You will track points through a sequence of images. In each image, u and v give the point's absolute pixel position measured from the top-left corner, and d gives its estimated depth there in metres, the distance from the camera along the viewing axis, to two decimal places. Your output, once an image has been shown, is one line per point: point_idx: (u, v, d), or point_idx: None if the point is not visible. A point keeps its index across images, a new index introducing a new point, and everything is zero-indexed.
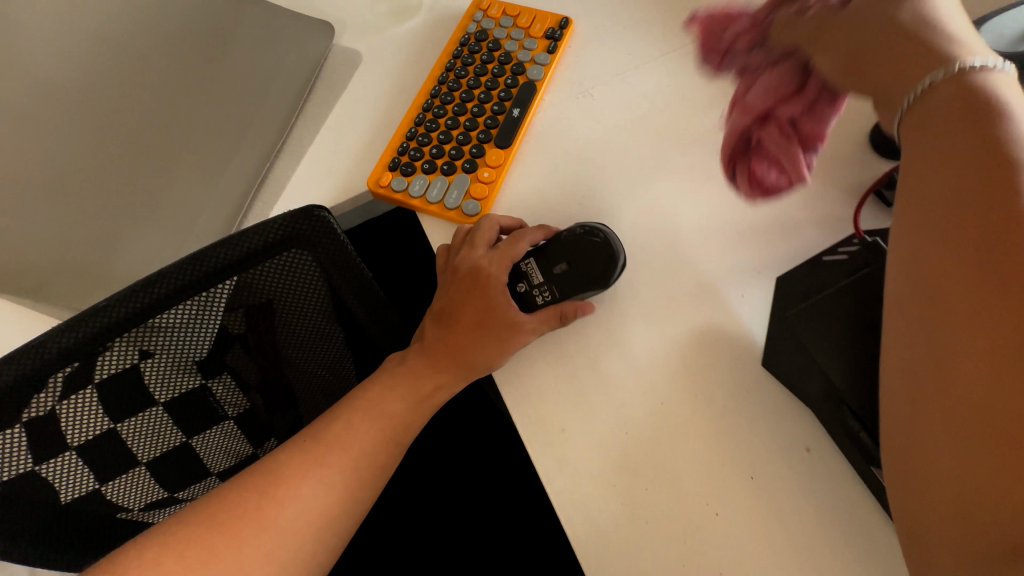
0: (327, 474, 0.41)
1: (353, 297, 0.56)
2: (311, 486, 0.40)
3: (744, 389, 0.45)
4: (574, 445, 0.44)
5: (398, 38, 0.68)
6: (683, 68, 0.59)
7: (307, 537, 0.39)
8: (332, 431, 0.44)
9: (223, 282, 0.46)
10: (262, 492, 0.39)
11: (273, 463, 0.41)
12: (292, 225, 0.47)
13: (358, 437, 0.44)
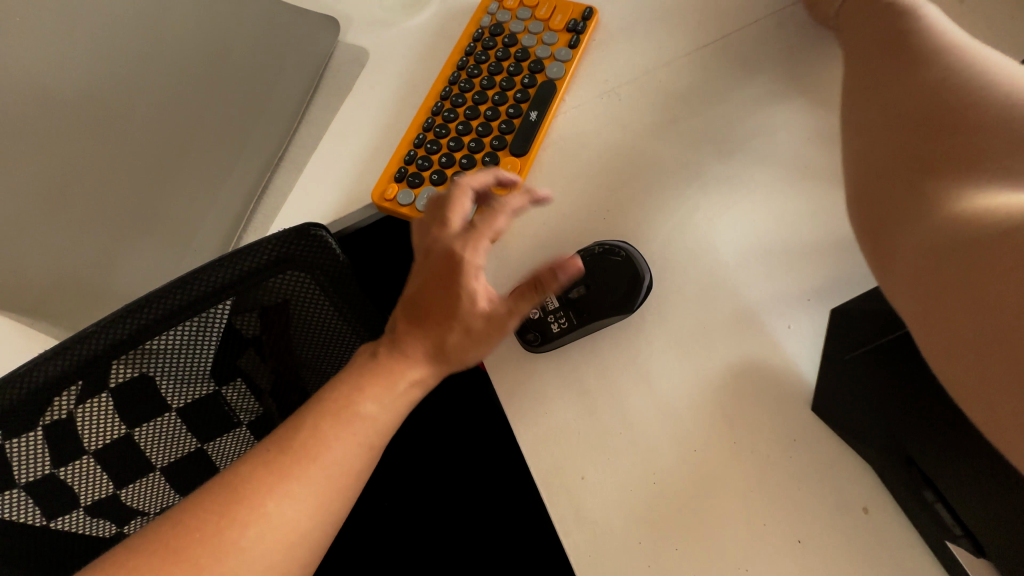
0: (302, 497, 0.34)
1: (368, 314, 0.50)
2: (282, 513, 0.34)
3: (791, 436, 0.40)
4: (594, 494, 0.40)
5: (408, 33, 0.63)
6: (722, 63, 0.52)
7: (282, 559, 0.33)
8: (304, 444, 0.36)
9: (226, 300, 0.42)
10: (221, 514, 0.33)
11: (232, 476, 0.35)
12: (289, 245, 0.43)
13: (337, 450, 0.36)
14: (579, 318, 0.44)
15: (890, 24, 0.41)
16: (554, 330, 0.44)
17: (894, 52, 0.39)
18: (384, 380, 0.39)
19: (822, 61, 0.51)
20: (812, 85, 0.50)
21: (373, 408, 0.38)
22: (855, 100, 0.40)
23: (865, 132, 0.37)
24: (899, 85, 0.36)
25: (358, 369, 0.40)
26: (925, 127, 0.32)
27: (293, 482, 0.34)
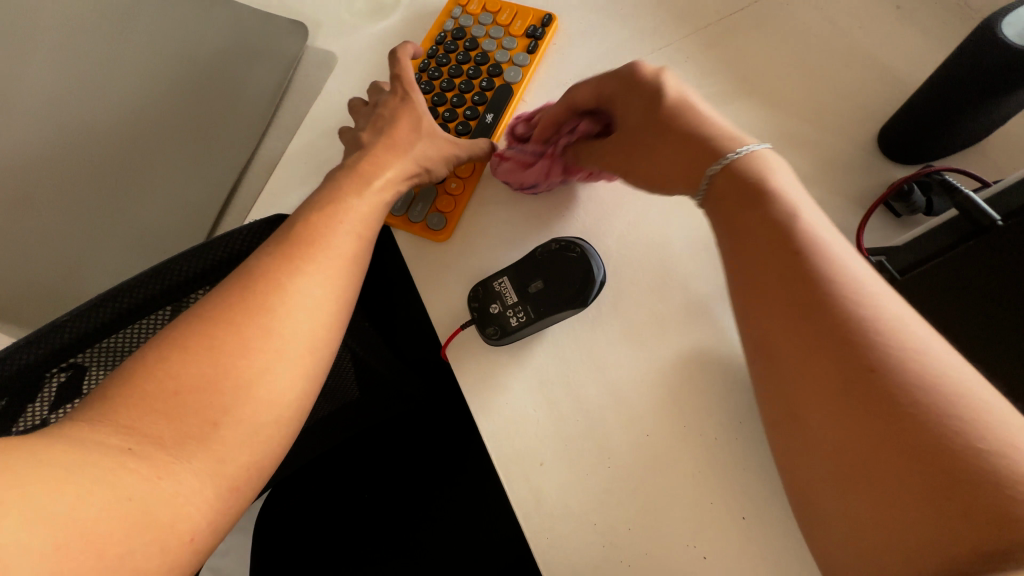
0: (308, 308, 0.37)
1: None
2: (292, 323, 0.36)
3: (737, 420, 0.42)
4: (551, 480, 0.42)
5: (377, 35, 0.63)
6: (675, 66, 0.55)
7: (289, 369, 0.36)
8: (298, 269, 0.38)
9: (197, 292, 0.43)
10: (204, 350, 0.34)
11: (205, 313, 0.35)
12: (263, 234, 0.45)
13: (326, 274, 0.39)
14: (536, 312, 0.44)
15: (772, 247, 0.35)
16: (512, 324, 0.44)
17: (802, 334, 0.32)
18: (353, 219, 0.43)
19: (768, 65, 0.53)
20: (759, 87, 0.53)
21: (345, 234, 0.42)
22: (770, 344, 0.34)
23: (807, 450, 0.31)
24: (822, 373, 0.31)
25: (327, 209, 0.42)
26: (872, 475, 0.29)
27: (298, 298, 0.37)
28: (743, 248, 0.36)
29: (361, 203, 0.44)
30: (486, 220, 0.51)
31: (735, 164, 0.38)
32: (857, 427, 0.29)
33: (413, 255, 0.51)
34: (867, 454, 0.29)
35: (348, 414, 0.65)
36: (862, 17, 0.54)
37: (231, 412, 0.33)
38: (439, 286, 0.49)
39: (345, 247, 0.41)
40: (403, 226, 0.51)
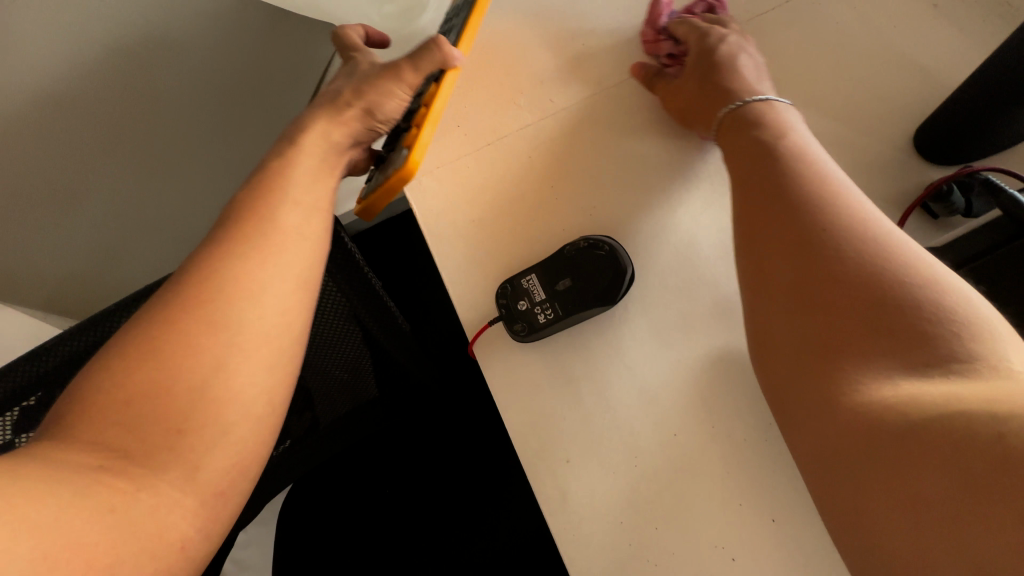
0: (265, 298, 0.33)
1: (367, 311, 0.53)
2: (249, 313, 0.32)
3: (768, 422, 0.41)
4: (577, 477, 0.42)
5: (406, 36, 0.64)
6: None
7: (266, 362, 0.32)
8: (246, 259, 0.34)
9: None
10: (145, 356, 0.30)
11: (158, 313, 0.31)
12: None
13: (282, 260, 0.35)
14: (565, 309, 0.44)
15: (766, 153, 0.40)
16: (540, 321, 0.44)
17: (779, 221, 0.36)
18: (308, 202, 0.39)
19: (799, 64, 0.53)
20: (789, 89, 0.53)
21: (298, 215, 0.38)
22: (743, 217, 0.39)
23: (762, 292, 0.35)
24: (783, 230, 0.35)
25: (281, 191, 0.38)
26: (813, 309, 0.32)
27: (251, 287, 0.33)
28: (735, 157, 0.43)
29: (318, 180, 0.41)
30: (514, 218, 0.51)
31: (747, 106, 0.45)
32: (804, 267, 0.33)
33: (445, 252, 0.51)
34: (812, 286, 0.32)
35: (367, 411, 0.66)
36: (898, 15, 0.53)
37: (192, 422, 0.29)
38: (467, 284, 0.50)
39: (303, 229, 0.37)
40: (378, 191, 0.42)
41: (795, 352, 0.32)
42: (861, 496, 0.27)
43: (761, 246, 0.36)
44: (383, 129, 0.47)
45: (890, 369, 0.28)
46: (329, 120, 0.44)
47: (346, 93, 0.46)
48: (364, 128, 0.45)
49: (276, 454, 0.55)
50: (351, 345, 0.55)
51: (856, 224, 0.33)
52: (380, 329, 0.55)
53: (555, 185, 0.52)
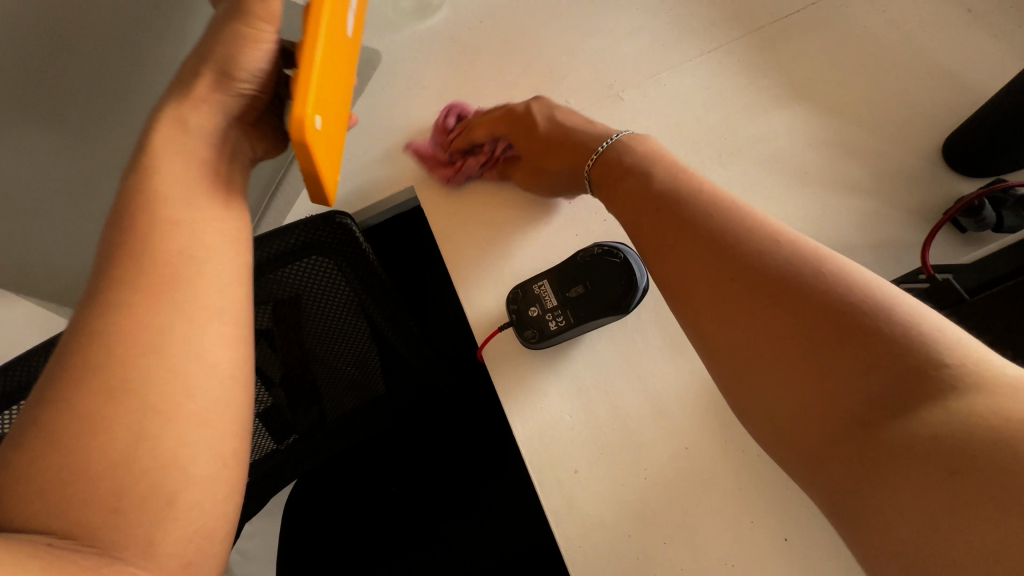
0: (167, 347, 0.28)
1: (376, 309, 0.53)
2: (157, 368, 0.27)
3: None
4: (584, 486, 0.42)
5: (422, 35, 0.63)
6: (725, 68, 0.54)
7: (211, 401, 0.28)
8: (132, 308, 0.28)
9: None
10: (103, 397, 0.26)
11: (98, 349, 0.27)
12: (312, 232, 0.45)
13: (180, 300, 0.29)
14: (577, 316, 0.43)
15: (659, 188, 0.39)
16: (551, 328, 0.43)
17: (698, 262, 0.34)
18: (202, 224, 0.32)
19: (823, 71, 0.52)
20: (812, 95, 0.51)
21: (185, 242, 0.31)
22: (660, 261, 0.37)
23: (716, 348, 0.33)
24: (704, 277, 0.34)
25: (155, 219, 0.31)
26: (767, 345, 0.31)
27: (148, 340, 0.28)
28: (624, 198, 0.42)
29: (210, 194, 0.34)
30: (527, 222, 0.51)
31: (615, 144, 0.45)
32: (743, 310, 0.32)
33: (455, 253, 0.51)
34: (761, 330, 0.31)
35: (373, 410, 0.66)
36: (929, 21, 0.51)
37: (128, 500, 0.25)
38: (478, 286, 0.49)
39: (202, 257, 0.31)
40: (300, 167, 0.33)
41: (766, 392, 0.31)
42: (880, 529, 0.25)
43: (689, 291, 0.35)
44: (256, 95, 0.37)
45: (863, 391, 0.28)
46: (179, 101, 0.34)
47: (190, 62, 0.36)
48: (232, 98, 0.36)
49: (281, 446, 0.56)
50: (361, 342, 0.56)
51: (771, 246, 0.33)
52: (391, 329, 0.56)
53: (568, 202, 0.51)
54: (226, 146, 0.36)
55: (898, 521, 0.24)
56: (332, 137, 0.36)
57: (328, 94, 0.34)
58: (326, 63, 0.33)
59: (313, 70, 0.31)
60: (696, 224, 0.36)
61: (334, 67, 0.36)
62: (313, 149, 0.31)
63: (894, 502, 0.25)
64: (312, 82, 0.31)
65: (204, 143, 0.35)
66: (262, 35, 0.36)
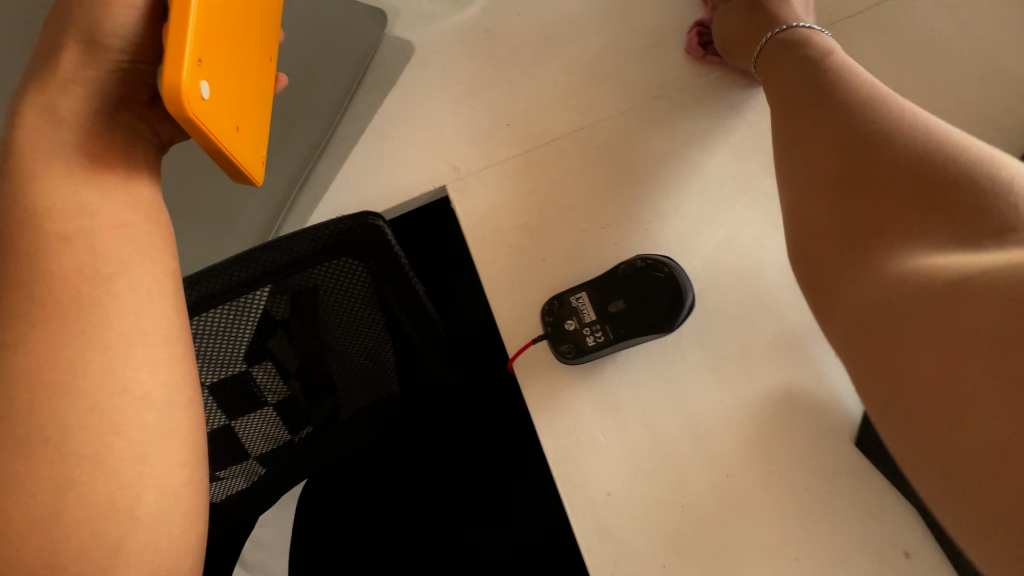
0: (81, 385, 0.30)
1: (402, 309, 0.51)
2: (74, 410, 0.29)
3: (831, 473, 0.38)
4: (617, 511, 0.40)
5: (457, 27, 0.61)
6: None
7: (169, 448, 0.31)
8: (37, 344, 0.29)
9: (262, 288, 0.43)
10: (47, 428, 0.29)
11: (51, 379, 0.29)
12: (343, 230, 0.43)
13: (89, 329, 0.31)
14: (616, 333, 0.41)
15: (811, 73, 0.42)
16: (588, 343, 0.41)
17: (820, 126, 0.38)
18: (100, 238, 0.33)
19: (886, 80, 0.49)
20: None
21: (84, 260, 0.32)
22: (789, 129, 0.41)
23: (818, 189, 0.36)
24: (833, 140, 0.37)
25: (46, 238, 0.32)
26: (865, 192, 0.33)
27: (61, 378, 0.29)
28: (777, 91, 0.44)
29: (101, 198, 0.34)
30: (562, 229, 0.49)
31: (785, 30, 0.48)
32: (868, 164, 0.34)
33: (487, 259, 0.49)
34: (868, 168, 0.34)
35: (390, 408, 0.65)
36: (1006, 31, 0.48)
37: (84, 537, 0.28)
38: (507, 295, 0.47)
39: (108, 276, 0.32)
40: (191, 134, 0.30)
41: (858, 241, 0.33)
42: (940, 385, 0.25)
43: (808, 141, 0.38)
44: (135, 66, 0.35)
45: (949, 246, 0.28)
46: (54, 88, 0.33)
47: (53, 35, 0.34)
48: (108, 73, 0.34)
49: (298, 439, 0.56)
50: (383, 340, 0.54)
51: (908, 117, 0.35)
52: (418, 331, 0.53)
53: (609, 224, 0.48)
54: (114, 136, 0.36)
55: (955, 372, 0.25)
56: (235, 108, 0.34)
57: (217, 56, 0.31)
58: (206, 18, 0.30)
59: (185, 28, 0.28)
60: (830, 103, 0.39)
61: (223, 24, 0.32)
62: (203, 122, 0.29)
63: (942, 353, 0.25)
64: (186, 44, 0.28)
65: (78, 136, 0.34)
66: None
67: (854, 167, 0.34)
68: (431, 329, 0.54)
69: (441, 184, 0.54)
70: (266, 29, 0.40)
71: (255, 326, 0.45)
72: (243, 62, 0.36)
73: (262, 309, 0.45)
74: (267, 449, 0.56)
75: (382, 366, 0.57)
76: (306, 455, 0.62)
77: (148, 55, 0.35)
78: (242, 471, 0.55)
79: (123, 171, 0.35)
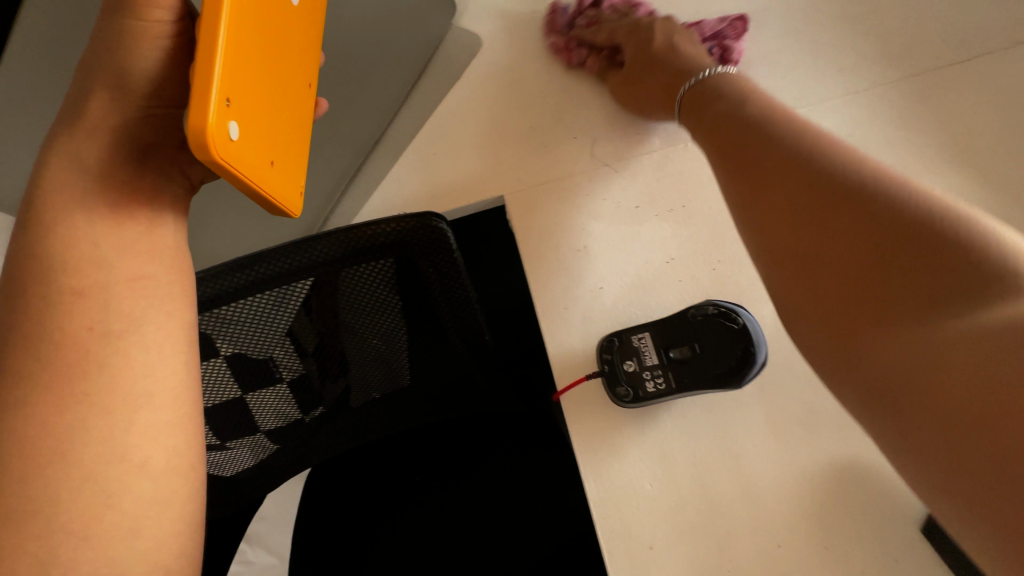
0: (77, 454, 0.28)
1: (448, 312, 0.48)
2: (66, 481, 0.27)
3: (893, 558, 0.36)
4: (658, 569, 0.38)
5: (533, 26, 0.57)
6: (873, 113, 0.48)
7: (168, 517, 0.29)
8: (40, 403, 0.28)
9: (307, 278, 0.41)
10: (40, 491, 0.27)
11: (44, 442, 0.27)
12: (406, 231, 0.41)
13: (94, 390, 0.29)
14: (678, 382, 0.39)
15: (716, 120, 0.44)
16: (648, 390, 0.39)
17: (751, 174, 0.39)
18: (115, 291, 0.31)
19: (983, 136, 0.46)
20: (973, 160, 0.45)
21: (94, 317, 0.30)
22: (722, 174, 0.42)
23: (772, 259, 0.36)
24: (768, 175, 0.38)
25: (57, 291, 0.30)
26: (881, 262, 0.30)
27: (57, 445, 0.27)
28: (787, 203, 0.36)
29: (118, 244, 0.32)
30: (624, 259, 0.46)
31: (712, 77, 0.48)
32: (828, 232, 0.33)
33: (543, 279, 0.47)
34: (834, 236, 0.33)
35: (405, 400, 0.61)
36: None
37: None
38: (563, 317, 0.45)
39: (118, 332, 0.30)
40: (223, 177, 0.27)
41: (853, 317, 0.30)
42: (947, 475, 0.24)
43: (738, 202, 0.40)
44: (165, 111, 0.33)
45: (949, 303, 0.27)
46: (96, 133, 0.31)
47: (83, 74, 0.31)
48: (135, 118, 0.32)
49: (309, 418, 0.53)
50: (408, 331, 0.50)
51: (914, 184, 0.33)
52: (461, 335, 0.50)
53: (674, 259, 0.46)
54: (142, 179, 0.33)
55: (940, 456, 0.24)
56: (268, 142, 0.31)
57: (248, 90, 0.28)
58: (237, 54, 0.27)
59: (212, 66, 0.25)
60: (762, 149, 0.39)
61: (256, 57, 0.29)
62: (231, 163, 0.26)
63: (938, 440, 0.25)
64: (213, 82, 0.25)
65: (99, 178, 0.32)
66: (156, 25, 0.30)
67: (828, 230, 0.33)
68: (475, 336, 0.51)
69: (501, 194, 0.52)
70: (305, 55, 0.37)
71: (294, 315, 0.43)
72: (277, 90, 0.33)
73: (304, 298, 0.43)
74: (277, 425, 0.53)
75: (399, 360, 0.54)
76: (317, 436, 0.59)
77: (176, 97, 0.32)
78: (246, 444, 0.53)
79: (146, 216, 0.33)
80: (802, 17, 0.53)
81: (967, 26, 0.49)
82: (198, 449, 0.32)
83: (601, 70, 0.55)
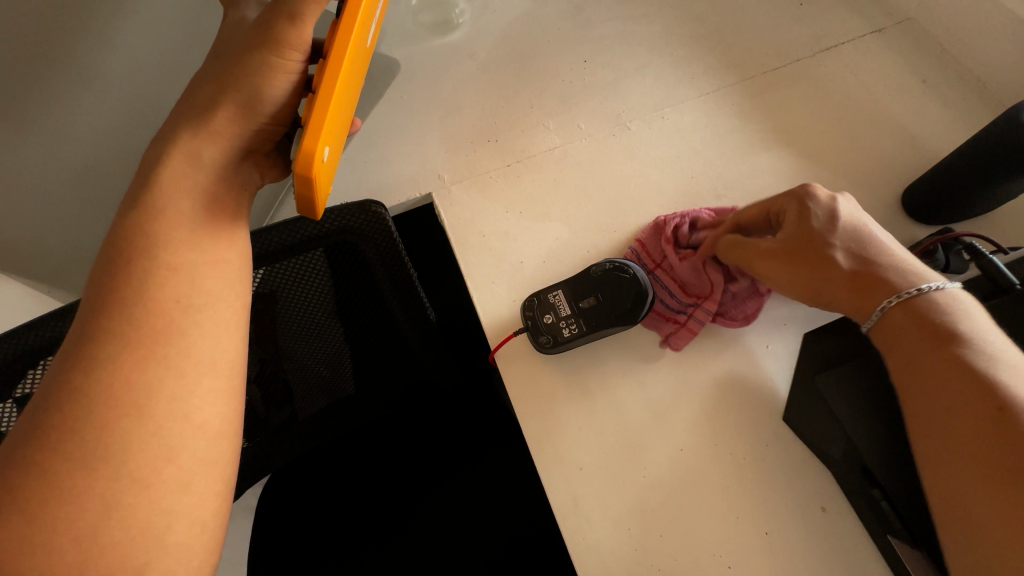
0: (152, 409, 0.30)
1: (394, 297, 0.53)
2: (139, 431, 0.29)
3: (764, 443, 0.45)
4: (587, 484, 0.45)
5: (444, 49, 0.66)
6: (720, 109, 0.60)
7: (214, 477, 0.31)
8: (111, 362, 0.30)
9: (254, 272, 0.45)
10: (111, 436, 0.28)
11: (119, 392, 0.29)
12: (346, 216, 0.46)
13: (172, 355, 0.31)
14: (588, 325, 0.47)
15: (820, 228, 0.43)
16: (565, 334, 0.47)
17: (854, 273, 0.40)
18: (201, 271, 0.34)
19: (802, 122, 0.59)
20: (794, 140, 0.58)
21: (182, 290, 0.33)
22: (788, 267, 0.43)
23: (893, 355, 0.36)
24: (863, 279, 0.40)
25: (102, 262, 0.33)
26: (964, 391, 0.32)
27: (136, 399, 0.29)
28: (977, 461, 0.30)
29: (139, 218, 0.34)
30: (541, 236, 0.55)
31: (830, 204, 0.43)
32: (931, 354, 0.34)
33: (473, 255, 0.54)
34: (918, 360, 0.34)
35: (358, 399, 0.65)
36: (893, 86, 0.59)
37: (111, 557, 0.27)
38: (491, 290, 0.53)
39: (199, 307, 0.33)
40: (296, 192, 0.31)
41: (932, 422, 0.32)
42: None
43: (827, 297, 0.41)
44: (273, 128, 0.38)
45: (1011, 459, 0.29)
46: (191, 133, 0.35)
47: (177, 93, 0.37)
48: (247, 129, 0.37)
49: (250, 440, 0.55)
50: (354, 326, 0.54)
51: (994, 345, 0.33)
52: (407, 323, 0.56)
53: (579, 233, 0.55)
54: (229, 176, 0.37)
55: None
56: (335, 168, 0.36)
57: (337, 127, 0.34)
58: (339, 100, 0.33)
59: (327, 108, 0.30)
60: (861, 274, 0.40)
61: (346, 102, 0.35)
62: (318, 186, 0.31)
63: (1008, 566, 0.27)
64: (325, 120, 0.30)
65: None
66: (289, 64, 0.35)
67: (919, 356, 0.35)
68: (420, 319, 0.56)
69: (428, 192, 0.58)
70: None
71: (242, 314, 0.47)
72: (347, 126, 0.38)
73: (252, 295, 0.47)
74: None
75: (343, 360, 0.57)
76: (267, 453, 0.61)
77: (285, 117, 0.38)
78: None
79: (231, 214, 0.37)
80: (660, 36, 0.65)
81: (780, 39, 0.63)
82: (238, 420, 0.34)
83: (505, 83, 0.64)
